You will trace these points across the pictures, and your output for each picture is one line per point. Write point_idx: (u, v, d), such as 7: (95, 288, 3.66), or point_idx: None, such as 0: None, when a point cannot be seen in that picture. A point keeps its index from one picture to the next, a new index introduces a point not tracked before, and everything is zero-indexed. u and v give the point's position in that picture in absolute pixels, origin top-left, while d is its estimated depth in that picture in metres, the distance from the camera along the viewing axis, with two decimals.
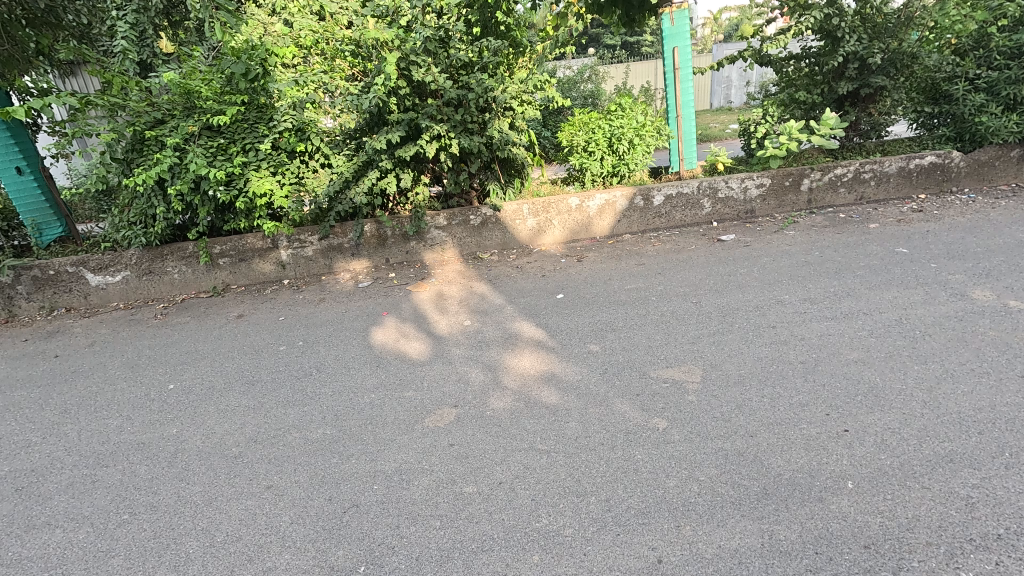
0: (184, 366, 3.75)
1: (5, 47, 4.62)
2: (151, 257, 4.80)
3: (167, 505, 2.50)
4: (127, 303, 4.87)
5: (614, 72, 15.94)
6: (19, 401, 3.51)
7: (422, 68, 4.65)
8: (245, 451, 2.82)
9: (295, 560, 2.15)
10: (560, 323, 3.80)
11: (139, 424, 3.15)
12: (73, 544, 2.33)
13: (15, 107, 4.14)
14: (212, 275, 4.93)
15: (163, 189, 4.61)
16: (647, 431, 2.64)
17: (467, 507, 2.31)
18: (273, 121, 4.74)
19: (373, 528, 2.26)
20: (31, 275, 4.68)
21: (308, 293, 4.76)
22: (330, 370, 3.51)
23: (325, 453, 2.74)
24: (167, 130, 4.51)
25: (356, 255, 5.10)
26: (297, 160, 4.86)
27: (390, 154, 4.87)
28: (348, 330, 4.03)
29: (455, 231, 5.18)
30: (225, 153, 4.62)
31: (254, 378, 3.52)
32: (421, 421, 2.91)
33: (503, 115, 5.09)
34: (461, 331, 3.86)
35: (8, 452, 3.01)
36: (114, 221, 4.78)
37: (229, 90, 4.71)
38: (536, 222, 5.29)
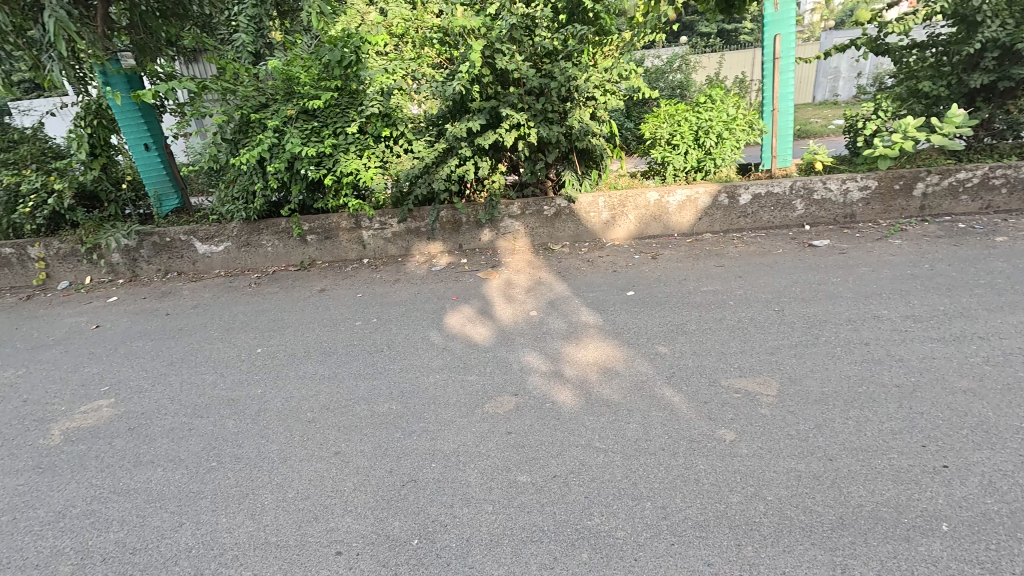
0: (270, 333, 4.07)
1: (141, 37, 5.30)
2: (250, 230, 5.22)
3: (247, 459, 2.74)
4: (227, 271, 5.34)
5: (706, 61, 15.11)
6: (135, 351, 3.97)
7: (506, 56, 4.65)
8: (318, 417, 3.02)
9: (355, 524, 2.27)
10: (628, 321, 3.70)
11: (230, 382, 3.47)
12: (169, 483, 2.62)
13: (145, 90, 4.66)
14: (300, 250, 5.29)
15: (263, 168, 4.99)
16: (713, 442, 2.51)
17: (520, 496, 2.33)
18: (362, 106, 4.99)
19: (428, 504, 2.34)
20: (152, 241, 5.27)
21: (385, 273, 4.98)
22: (400, 348, 3.66)
23: (389, 427, 2.87)
24: (269, 114, 4.88)
25: (431, 238, 5.26)
26: (382, 145, 5.07)
27: (469, 141, 4.93)
28: (419, 312, 4.17)
29: (529, 221, 5.19)
30: (318, 136, 4.92)
31: (332, 349, 3.75)
32: (481, 406, 2.96)
33: (584, 105, 5.00)
34: (527, 320, 3.86)
35: (124, 394, 3.44)
36: (221, 196, 5.25)
37: (325, 77, 5.00)
38: (611, 215, 5.17)
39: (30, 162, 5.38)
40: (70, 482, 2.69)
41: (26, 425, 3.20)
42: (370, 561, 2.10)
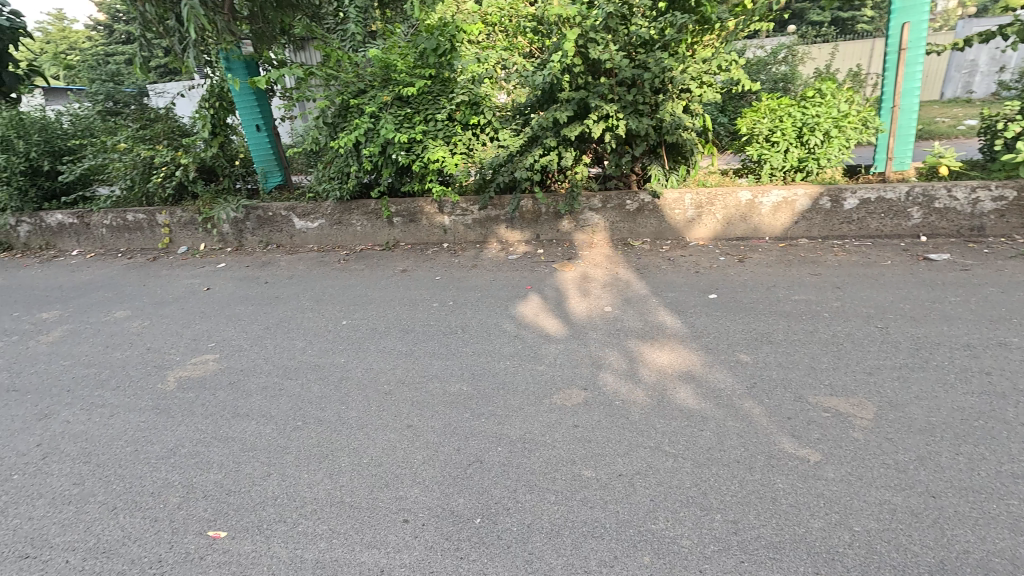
0: (355, 307, 4.32)
1: (259, 26, 5.80)
2: (342, 210, 5.55)
3: (329, 422, 2.94)
4: (320, 246, 5.71)
5: (816, 52, 13.94)
6: (238, 314, 4.38)
7: (600, 45, 4.57)
8: (394, 390, 3.17)
9: (423, 496, 2.37)
10: (708, 325, 3.54)
11: (317, 349, 3.73)
12: (262, 435, 2.88)
13: (260, 76, 5.07)
14: (386, 231, 5.55)
15: (358, 151, 5.28)
16: (795, 461, 2.35)
17: (583, 490, 2.32)
18: (453, 94, 5.12)
19: (492, 486, 2.39)
20: (257, 215, 5.75)
21: (463, 258, 5.10)
22: (473, 332, 3.75)
23: (459, 407, 2.96)
24: (367, 100, 5.15)
25: (510, 226, 5.31)
26: (469, 132, 5.17)
27: (555, 131, 4.91)
28: (493, 298, 4.24)
29: (609, 215, 5.09)
30: (410, 122, 5.13)
31: (409, 327, 3.92)
32: (550, 396, 2.97)
33: (677, 97, 4.80)
34: (601, 316, 3.81)
35: (228, 351, 3.81)
36: (319, 175, 5.61)
37: (420, 64, 5.18)
38: (696, 213, 4.94)
39: (163, 138, 6.05)
40: (181, 424, 3.03)
41: (148, 370, 3.64)
42: (435, 533, 2.18)
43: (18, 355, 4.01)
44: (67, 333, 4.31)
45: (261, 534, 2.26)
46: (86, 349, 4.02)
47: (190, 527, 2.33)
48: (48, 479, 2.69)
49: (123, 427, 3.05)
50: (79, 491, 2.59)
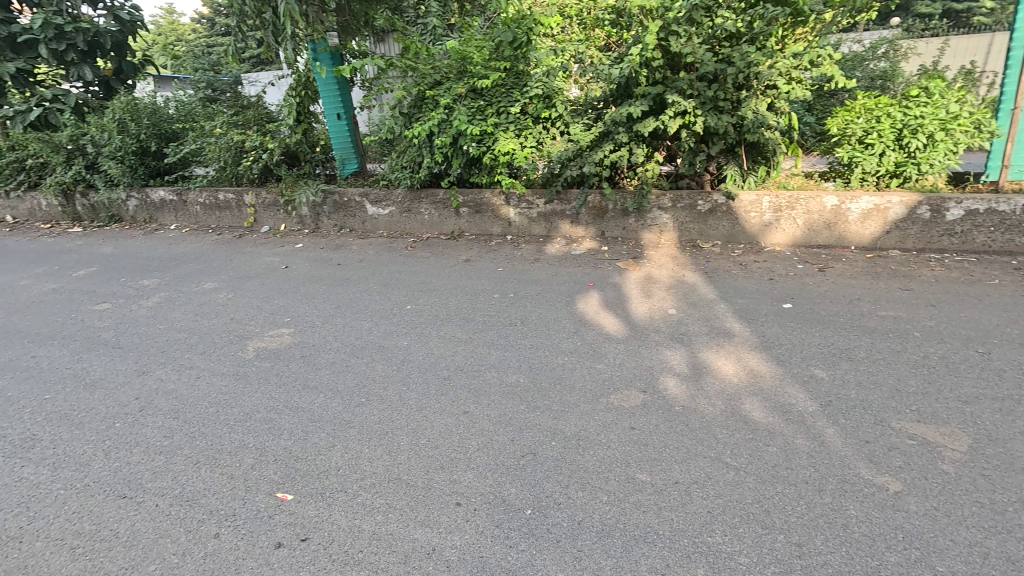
0: (419, 293, 4.45)
1: (346, 18, 6.04)
2: (411, 198, 5.72)
3: (390, 401, 3.06)
4: (389, 232, 5.92)
5: (922, 47, 12.72)
6: (312, 292, 4.63)
7: (682, 39, 4.42)
8: (453, 376, 3.25)
9: (476, 482, 2.42)
10: (781, 335, 3.35)
11: (382, 331, 3.89)
12: (328, 407, 3.04)
13: (344, 66, 5.31)
14: (452, 221, 5.67)
15: (431, 142, 5.42)
16: (872, 488, 2.19)
17: (636, 493, 2.28)
18: (526, 87, 5.13)
19: (544, 479, 2.40)
20: (333, 199, 6.05)
21: (526, 251, 5.12)
22: (533, 325, 3.77)
23: (515, 398, 2.98)
24: (442, 91, 5.27)
25: (575, 222, 5.26)
26: (540, 126, 5.15)
27: (628, 126, 4.81)
28: (554, 293, 4.22)
29: (680, 215, 4.92)
30: (482, 114, 5.20)
31: (470, 316, 3.99)
32: (607, 395, 2.93)
33: (762, 94, 4.56)
34: (664, 318, 3.71)
35: (301, 326, 4.05)
36: (392, 164, 5.80)
37: (495, 57, 5.24)
38: (775, 217, 4.68)
39: (253, 124, 6.48)
40: (257, 391, 3.26)
41: (231, 338, 3.94)
42: (486, 519, 2.22)
43: (123, 316, 4.46)
44: (164, 299, 4.74)
45: (324, 501, 2.39)
46: (179, 315, 4.40)
47: (262, 486, 2.51)
48: (143, 429, 2.98)
49: (208, 389, 3.32)
50: (169, 443, 2.85)
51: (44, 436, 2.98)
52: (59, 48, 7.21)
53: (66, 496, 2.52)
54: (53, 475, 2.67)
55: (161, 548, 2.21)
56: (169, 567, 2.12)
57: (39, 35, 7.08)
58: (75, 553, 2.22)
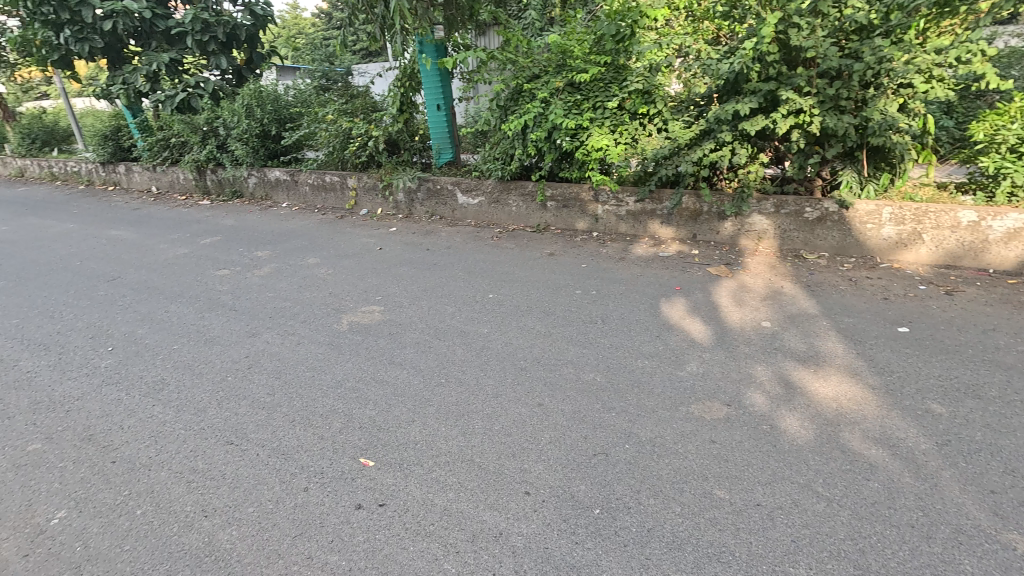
0: (501, 283, 4.53)
1: (451, 12, 6.03)
2: (501, 189, 5.82)
3: (468, 384, 3.15)
4: (476, 222, 6.07)
5: None
6: (402, 275, 4.87)
7: (803, 31, 4.08)
8: (530, 367, 3.28)
9: (547, 474, 2.44)
10: (892, 361, 3.03)
11: (464, 317, 4.01)
12: (411, 384, 3.20)
13: (449, 59, 5.50)
14: (539, 214, 5.70)
15: (525, 134, 5.47)
16: (994, 544, 1.93)
17: (713, 510, 2.17)
18: (626, 82, 5.03)
19: (615, 481, 2.36)
20: (427, 187, 6.30)
21: (611, 249, 5.03)
22: (613, 324, 3.70)
23: (590, 396, 2.96)
24: (540, 84, 5.30)
25: (665, 222, 5.08)
26: (637, 122, 5.03)
27: (733, 125, 4.55)
28: (638, 294, 4.12)
29: (782, 222, 4.60)
30: (579, 108, 5.16)
31: (550, 310, 3.99)
32: (688, 405, 2.82)
33: (893, 94, 4.11)
34: (757, 330, 3.48)
35: (390, 306, 4.27)
36: (485, 155, 5.93)
37: (596, 51, 5.18)
38: (896, 231, 4.22)
39: (360, 112, 6.91)
40: (347, 361, 3.50)
41: (329, 311, 4.25)
42: (554, 512, 2.23)
43: (239, 282, 4.97)
44: (274, 270, 5.21)
45: (401, 472, 2.52)
46: (286, 286, 4.82)
47: (348, 450, 2.69)
48: (250, 385, 3.31)
49: (306, 355, 3.62)
50: (271, 399, 3.15)
51: (171, 381, 3.41)
52: (203, 39, 8.15)
53: (186, 436, 2.87)
54: (177, 416, 3.05)
55: (260, 493, 2.45)
56: (265, 511, 2.35)
57: (188, 27, 8.02)
58: (191, 486, 2.52)
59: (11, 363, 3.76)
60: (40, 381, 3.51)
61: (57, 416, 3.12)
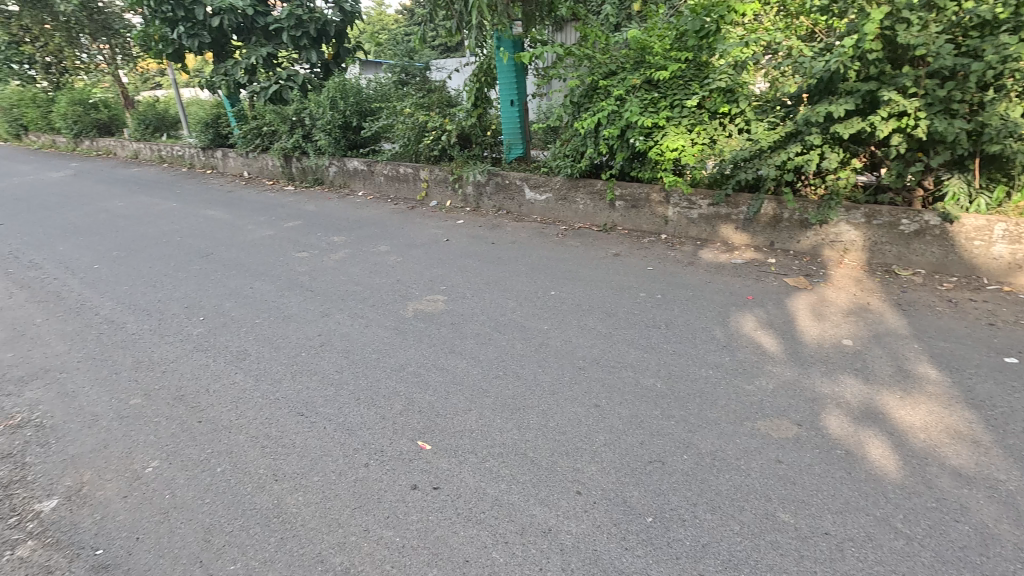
0: (564, 280, 4.51)
1: (531, 8, 6.10)
2: (569, 186, 5.78)
3: (525, 379, 3.18)
4: (543, 218, 6.08)
5: None
6: (466, 266, 4.97)
7: (913, 27, 3.73)
8: (588, 367, 3.25)
9: (600, 476, 2.41)
10: (994, 394, 2.73)
11: (525, 312, 4.03)
12: (470, 374, 3.27)
13: (525, 54, 5.52)
14: (606, 213, 5.61)
15: (597, 132, 5.40)
16: None
17: (774, 532, 2.06)
18: (708, 80, 4.84)
19: (670, 491, 2.30)
20: (496, 181, 6.38)
21: (680, 253, 4.87)
22: (678, 330, 3.59)
23: (649, 402, 2.89)
24: (616, 82, 5.20)
25: (741, 228, 4.85)
26: (716, 122, 4.82)
27: (823, 128, 4.25)
28: (706, 301, 3.96)
29: (874, 233, 4.25)
30: (655, 106, 5.02)
31: (613, 311, 3.93)
32: (754, 420, 2.68)
33: (1018, 97, 3.66)
34: (837, 348, 3.25)
35: (454, 296, 4.37)
36: (555, 151, 5.90)
37: (677, 47, 5.02)
38: (1009, 251, 3.80)
39: (436, 106, 7.10)
40: (410, 347, 3.62)
41: (396, 297, 4.42)
42: (604, 515, 2.20)
43: (316, 265, 5.28)
44: (347, 255, 5.47)
45: (456, 458, 2.59)
46: (357, 270, 5.06)
47: (406, 433, 2.79)
48: (321, 362, 3.51)
49: (373, 338, 3.79)
50: (339, 376, 3.33)
51: (252, 352, 3.68)
52: (297, 34, 8.71)
53: (263, 404, 3.10)
54: (256, 384, 3.29)
55: (325, 464, 2.61)
56: (329, 481, 2.50)
57: (284, 24, 8.61)
58: (264, 450, 2.72)
59: (120, 325, 4.21)
60: (143, 343, 3.90)
61: (155, 375, 3.46)
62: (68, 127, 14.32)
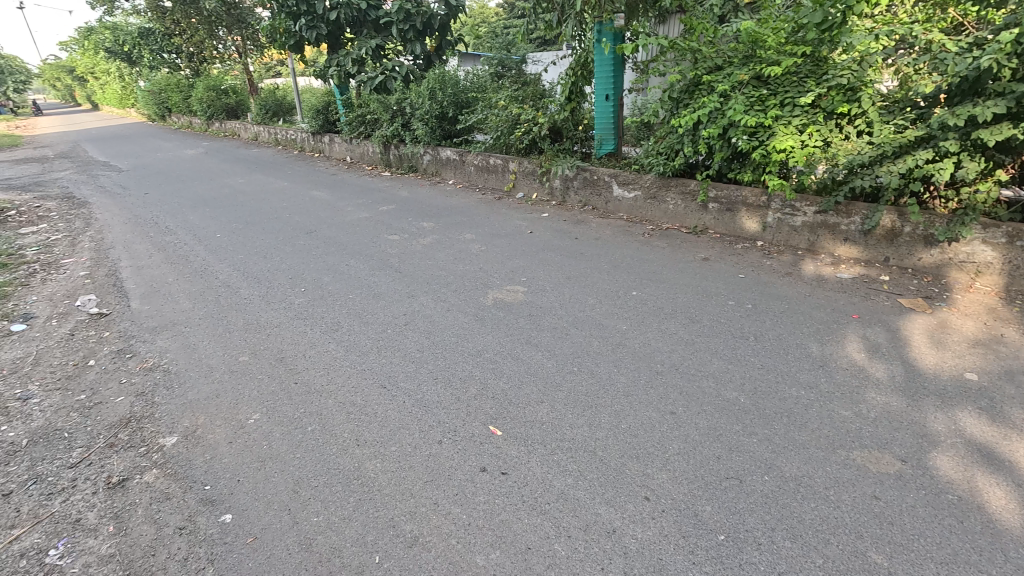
0: (647, 281, 4.39)
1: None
2: (660, 185, 5.61)
3: (599, 377, 3.15)
4: (629, 216, 5.95)
5: None
6: (548, 260, 4.98)
7: None
8: (666, 372, 3.15)
9: (670, 485, 2.34)
10: None
11: (604, 310, 3.98)
12: (544, 366, 3.29)
13: (626, 46, 5.39)
14: (698, 215, 5.38)
15: (696, 130, 5.16)
16: None
17: (864, 573, 1.90)
18: (826, 76, 4.45)
19: (747, 511, 2.18)
20: (584, 176, 6.32)
21: (777, 262, 4.55)
22: (768, 344, 3.37)
23: (730, 415, 2.75)
24: (721, 77, 4.94)
25: (850, 240, 4.45)
26: (832, 122, 4.42)
27: (963, 133, 3.76)
28: (803, 316, 3.69)
29: (1015, 256, 3.72)
30: (762, 104, 4.71)
31: (697, 317, 3.77)
32: (849, 450, 2.47)
33: None
34: (957, 381, 2.89)
35: (533, 288, 4.41)
36: (649, 148, 5.73)
37: (794, 40, 4.67)
38: None
39: (530, 99, 7.15)
40: (488, 334, 3.71)
41: (477, 285, 4.54)
42: (672, 526, 2.14)
43: (405, 248, 5.55)
44: (435, 241, 5.69)
45: (525, 447, 2.62)
46: (443, 256, 5.26)
47: (479, 416, 2.87)
48: (404, 340, 3.70)
49: (453, 322, 3.92)
50: (420, 355, 3.50)
51: (343, 324, 3.96)
52: (404, 28, 9.17)
53: (351, 373, 3.33)
54: (346, 355, 3.54)
55: (402, 435, 2.76)
56: (405, 453, 2.64)
57: (394, 18, 9.10)
58: (349, 416, 2.92)
59: (235, 289, 4.69)
60: (252, 307, 4.33)
61: (261, 337, 3.83)
62: (204, 111, 16.24)
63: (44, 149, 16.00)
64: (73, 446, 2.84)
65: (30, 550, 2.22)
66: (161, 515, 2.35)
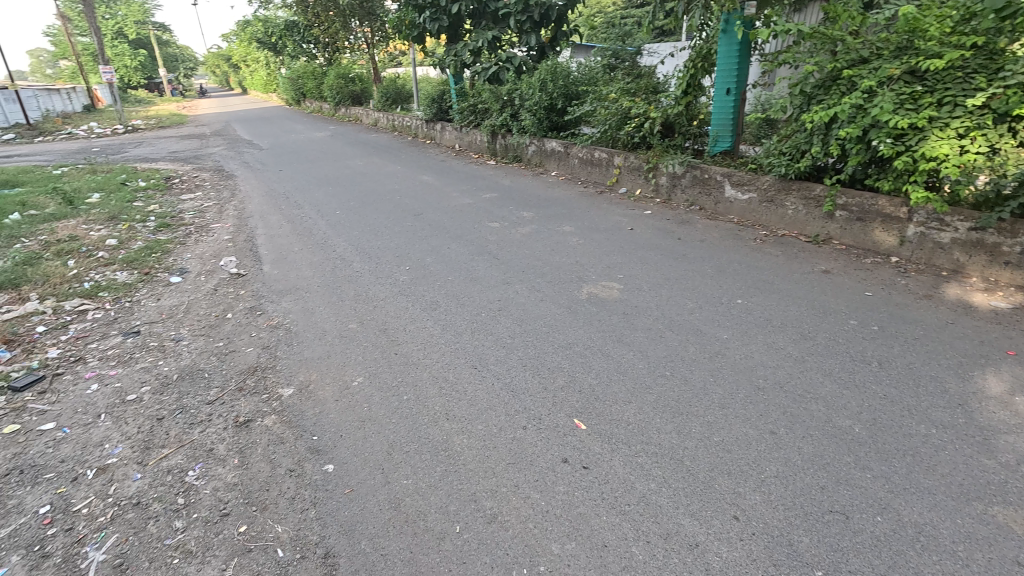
0: (755, 290, 4.10)
1: None
2: (779, 188, 5.19)
3: (693, 385, 3.01)
4: (741, 220, 5.58)
5: None
6: (647, 258, 4.83)
7: None
8: (769, 389, 2.93)
9: (763, 508, 2.19)
10: None
11: (704, 316, 3.78)
12: (635, 366, 3.22)
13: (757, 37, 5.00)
14: (821, 223, 4.92)
15: (829, 129, 4.68)
16: None
17: None
18: (1002, 72, 3.82)
19: (852, 551, 1.98)
20: (694, 174, 6.02)
21: (915, 282, 4.04)
22: (894, 372, 3.01)
23: (842, 445, 2.50)
24: (867, 71, 4.42)
25: (1012, 264, 3.82)
26: (1005, 126, 3.79)
27: None
28: (942, 345, 3.24)
29: None
30: (915, 103, 4.15)
31: (810, 334, 3.46)
32: (989, 504, 2.14)
33: None
34: None
35: (630, 286, 4.30)
36: (770, 148, 5.30)
37: (964, 30, 4.04)
38: None
39: (643, 92, 6.92)
40: (579, 328, 3.70)
41: (572, 278, 4.53)
42: (762, 551, 2.01)
43: (504, 236, 5.67)
44: (533, 231, 5.75)
45: (609, 445, 2.59)
46: (540, 246, 5.30)
47: (565, 408, 2.88)
48: (497, 325, 3.80)
49: (545, 312, 3.96)
50: (511, 341, 3.57)
51: (442, 304, 4.15)
52: (522, 19, 9.17)
53: (445, 351, 3.50)
54: (442, 333, 3.73)
55: (489, 416, 2.85)
56: (490, 433, 2.73)
57: (513, 9, 9.13)
58: (441, 391, 3.08)
59: (348, 262, 5.09)
60: (362, 280, 4.68)
61: (368, 309, 4.14)
62: (333, 98, 17.70)
63: (204, 127, 18.43)
64: (212, 386, 3.28)
65: (175, 468, 2.62)
66: (276, 456, 2.64)
